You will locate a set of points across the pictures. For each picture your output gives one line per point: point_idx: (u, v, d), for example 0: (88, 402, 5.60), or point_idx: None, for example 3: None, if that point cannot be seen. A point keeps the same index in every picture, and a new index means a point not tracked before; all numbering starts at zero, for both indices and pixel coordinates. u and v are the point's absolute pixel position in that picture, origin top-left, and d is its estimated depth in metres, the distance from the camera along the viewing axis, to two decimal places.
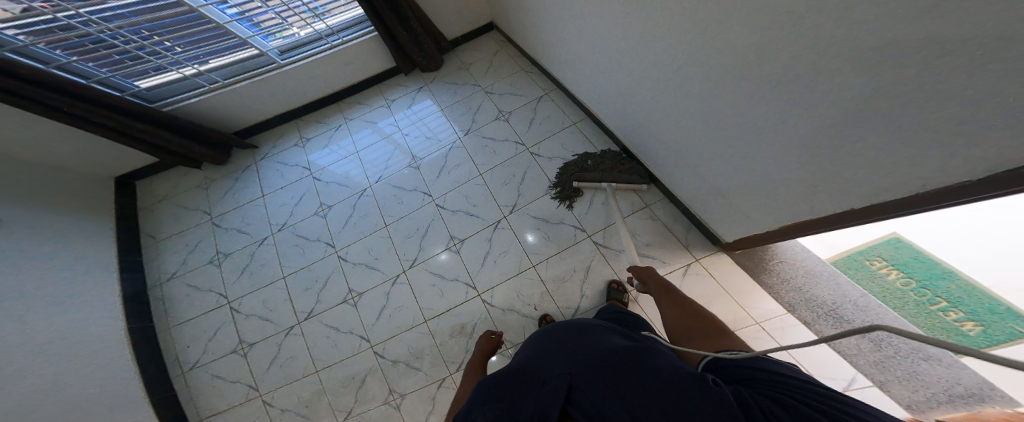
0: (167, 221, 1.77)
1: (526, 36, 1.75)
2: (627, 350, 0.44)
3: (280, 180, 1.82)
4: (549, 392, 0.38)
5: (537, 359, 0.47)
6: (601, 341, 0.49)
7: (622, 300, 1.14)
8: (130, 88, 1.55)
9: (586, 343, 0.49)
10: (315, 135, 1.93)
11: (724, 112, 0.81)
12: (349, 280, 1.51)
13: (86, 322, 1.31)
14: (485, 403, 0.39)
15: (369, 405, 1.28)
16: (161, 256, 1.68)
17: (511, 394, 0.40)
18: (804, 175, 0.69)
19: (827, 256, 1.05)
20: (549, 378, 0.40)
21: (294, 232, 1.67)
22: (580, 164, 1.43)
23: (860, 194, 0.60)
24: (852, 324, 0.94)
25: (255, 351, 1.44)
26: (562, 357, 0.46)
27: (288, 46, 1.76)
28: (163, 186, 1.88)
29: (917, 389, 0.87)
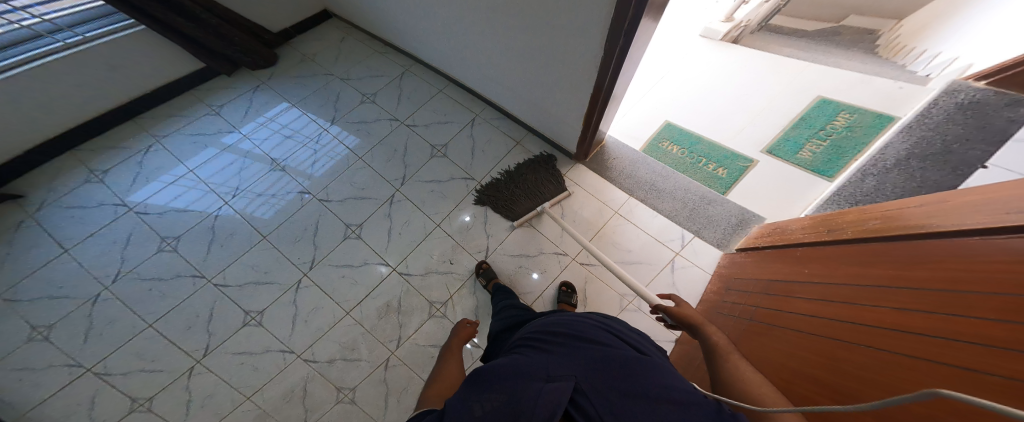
0: None
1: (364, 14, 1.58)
2: (630, 356, 0.46)
3: (85, 227, 1.38)
4: (555, 392, 0.40)
5: (538, 357, 0.50)
6: (599, 339, 0.52)
7: (571, 301, 1.17)
8: None
9: (589, 343, 0.51)
10: (114, 165, 1.48)
11: (527, 27, 0.91)
12: (241, 303, 1.33)
13: None
14: (489, 389, 0.43)
15: (322, 410, 1.19)
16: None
17: (515, 384, 0.42)
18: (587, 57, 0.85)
19: (639, 147, 1.41)
20: (556, 377, 0.43)
21: (141, 277, 1.34)
22: (509, 177, 1.35)
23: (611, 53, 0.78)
24: (665, 192, 1.27)
25: (158, 404, 1.18)
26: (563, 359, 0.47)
27: None
28: None
29: (716, 229, 1.19)
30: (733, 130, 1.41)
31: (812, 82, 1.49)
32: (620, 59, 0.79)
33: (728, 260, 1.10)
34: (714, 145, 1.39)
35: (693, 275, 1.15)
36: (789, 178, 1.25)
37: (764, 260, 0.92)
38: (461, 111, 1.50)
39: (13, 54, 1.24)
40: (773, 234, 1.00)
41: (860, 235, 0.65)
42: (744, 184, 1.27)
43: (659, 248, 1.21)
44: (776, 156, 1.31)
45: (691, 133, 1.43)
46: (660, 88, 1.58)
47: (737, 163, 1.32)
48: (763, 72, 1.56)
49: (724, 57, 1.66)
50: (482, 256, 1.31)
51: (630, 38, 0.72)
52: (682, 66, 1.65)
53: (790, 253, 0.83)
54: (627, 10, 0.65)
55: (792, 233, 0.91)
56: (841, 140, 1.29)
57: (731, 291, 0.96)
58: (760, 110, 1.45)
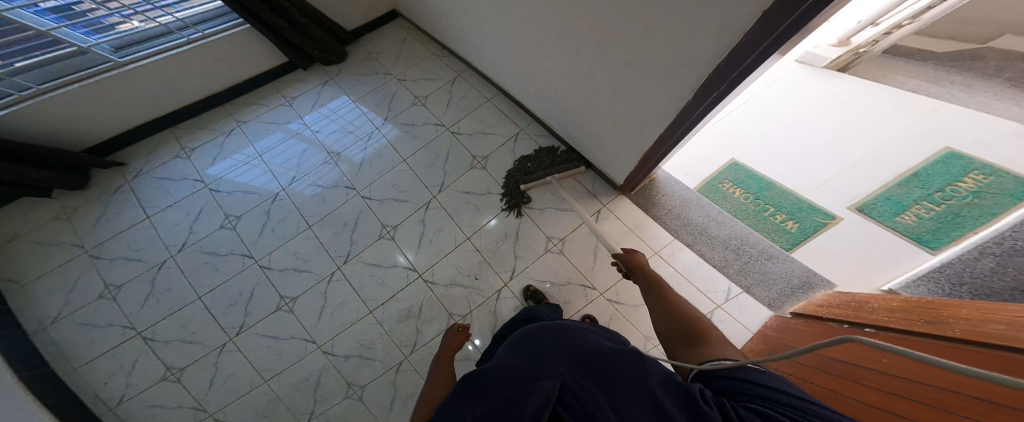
0: (30, 262, 1.44)
1: (430, 18, 1.64)
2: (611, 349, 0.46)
3: (166, 197, 1.58)
4: (543, 390, 0.40)
5: (521, 350, 0.50)
6: (579, 333, 0.52)
7: None
8: None
9: (571, 335, 0.51)
10: (199, 144, 1.68)
11: (604, 61, 0.88)
12: (278, 287, 1.42)
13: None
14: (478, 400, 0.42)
15: (330, 402, 1.25)
16: (40, 300, 1.39)
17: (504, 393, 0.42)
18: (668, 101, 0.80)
19: (693, 186, 1.33)
20: (542, 374, 0.43)
21: (200, 250, 1.49)
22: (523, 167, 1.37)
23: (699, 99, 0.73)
24: (717, 239, 1.16)
25: (188, 375, 1.32)
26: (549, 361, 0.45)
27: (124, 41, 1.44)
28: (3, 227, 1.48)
29: (770, 288, 1.07)
30: (818, 178, 1.23)
31: (936, 129, 1.16)
32: (714, 105, 0.71)
33: (777, 324, 0.99)
34: (789, 193, 1.24)
35: (733, 331, 1.06)
36: (866, 242, 1.09)
37: (821, 331, 0.83)
38: (508, 124, 1.50)
39: (150, 48, 1.47)
40: (845, 306, 0.88)
41: (953, 335, 0.57)
42: (817, 243, 1.13)
43: (700, 299, 1.11)
44: (870, 218, 1.11)
45: (763, 177, 1.29)
46: (728, 121, 1.43)
47: (814, 218, 1.17)
48: (867, 115, 1.30)
49: (819, 91, 1.41)
50: (507, 277, 1.28)
51: (737, 82, 0.63)
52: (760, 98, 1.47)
53: (845, 327, 0.80)
54: (748, 55, 0.56)
55: (871, 311, 0.80)
56: (963, 208, 0.98)
57: (773, 356, 0.89)
58: (856, 160, 1.21)
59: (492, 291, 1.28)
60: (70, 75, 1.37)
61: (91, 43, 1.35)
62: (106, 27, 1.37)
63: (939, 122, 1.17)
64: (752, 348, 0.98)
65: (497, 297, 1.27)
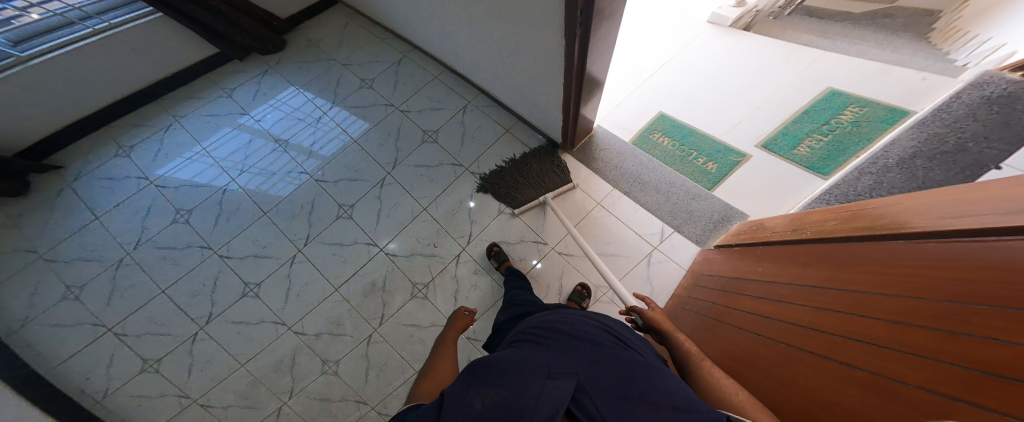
0: None
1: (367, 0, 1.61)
2: (633, 363, 0.47)
3: (113, 197, 1.53)
4: (556, 390, 0.40)
5: (538, 350, 0.50)
6: (598, 340, 0.52)
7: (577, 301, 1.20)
8: None
9: (586, 341, 0.52)
10: (138, 142, 1.62)
11: (503, 25, 0.91)
12: (243, 274, 1.43)
13: None
14: (486, 382, 0.43)
15: (308, 379, 1.30)
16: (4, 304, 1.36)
17: (515, 379, 0.42)
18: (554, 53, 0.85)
19: (628, 138, 1.38)
20: (556, 374, 0.43)
21: (157, 245, 1.48)
22: (513, 167, 1.36)
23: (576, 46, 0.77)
24: (650, 185, 1.26)
25: (166, 366, 1.34)
26: (560, 355, 0.48)
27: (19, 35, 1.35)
28: None
29: (697, 225, 1.18)
30: (729, 122, 1.33)
31: (822, 72, 1.31)
32: (583, 50, 0.78)
33: (702, 257, 1.11)
34: (706, 138, 1.32)
35: (667, 269, 1.17)
36: (771, 177, 1.19)
37: (729, 257, 0.95)
38: (455, 97, 1.53)
39: (52, 39, 1.39)
40: (746, 230, 1.00)
41: (815, 234, 0.68)
42: (733, 180, 1.22)
43: (640, 243, 1.21)
44: (773, 152, 1.22)
45: (686, 125, 1.37)
46: (656, 78, 1.52)
47: (728, 158, 1.26)
48: (769, 66, 1.40)
49: (727, 49, 1.51)
50: (464, 242, 1.35)
51: (586, 25, 0.70)
52: (681, 56, 1.55)
53: (754, 248, 0.87)
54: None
55: (762, 230, 0.92)
56: (845, 136, 1.15)
57: (697, 288, 1.01)
58: (759, 104, 1.33)
59: (450, 256, 1.34)
60: None
61: None
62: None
63: (821, 68, 1.32)
64: (682, 285, 1.10)
65: (456, 261, 1.33)
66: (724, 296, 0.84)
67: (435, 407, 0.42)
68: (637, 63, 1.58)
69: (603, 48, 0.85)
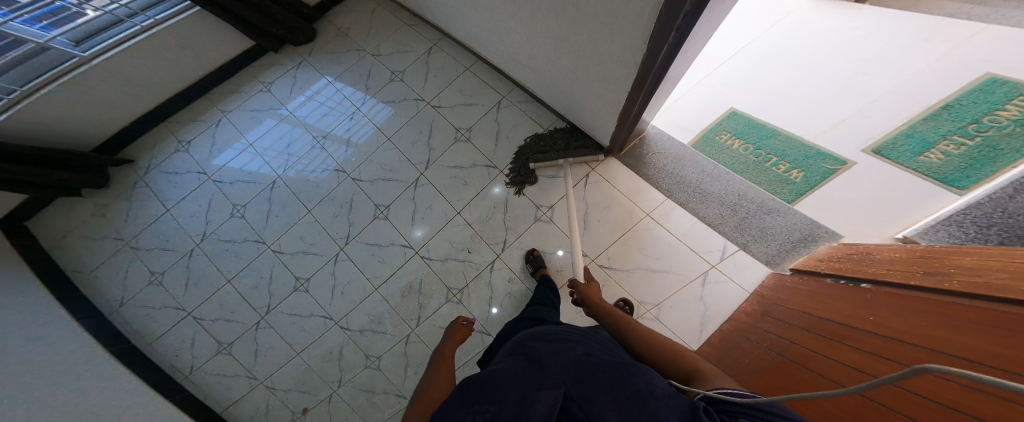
0: (85, 256, 1.59)
1: None
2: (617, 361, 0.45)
3: (178, 190, 1.66)
4: (545, 402, 0.37)
5: (521, 363, 0.47)
6: (585, 342, 0.51)
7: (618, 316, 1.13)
8: None
9: (575, 344, 0.50)
10: (194, 136, 1.72)
11: (563, 16, 0.76)
12: (293, 269, 1.52)
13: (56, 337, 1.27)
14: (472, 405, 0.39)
15: (353, 370, 1.38)
16: (103, 288, 1.56)
17: (503, 398, 0.39)
18: (627, 55, 0.71)
19: (689, 140, 1.24)
20: (544, 383, 0.41)
21: (220, 238, 1.60)
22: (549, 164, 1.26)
23: (659, 50, 0.62)
24: (712, 195, 1.11)
25: (235, 348, 1.50)
26: (544, 365, 0.45)
27: (78, 34, 1.37)
28: (56, 221, 1.61)
29: (769, 243, 1.03)
30: (833, 119, 1.07)
31: (979, 50, 0.89)
32: (671, 54, 0.63)
33: (773, 282, 0.97)
34: (794, 139, 1.12)
35: (727, 291, 1.05)
36: (882, 192, 0.99)
37: (819, 290, 0.80)
38: (489, 92, 1.42)
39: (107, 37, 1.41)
40: (846, 260, 0.84)
41: (960, 287, 0.52)
42: (825, 191, 1.06)
43: (695, 260, 1.09)
44: (888, 160, 0.98)
45: (766, 124, 1.17)
46: (730, 67, 1.32)
47: (821, 164, 1.06)
48: (895, 46, 1.04)
49: (832, 26, 1.19)
50: (500, 249, 1.30)
51: (686, 31, 0.55)
52: (767, 39, 1.29)
53: (861, 287, 0.71)
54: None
55: (871, 264, 0.76)
56: (1002, 139, 0.81)
57: (768, 317, 0.88)
58: (877, 97, 1.02)
59: (485, 262, 1.31)
60: (44, 74, 1.32)
61: (47, 38, 1.27)
62: (52, 16, 1.28)
63: (989, 42, 0.88)
64: (748, 312, 0.97)
65: (491, 267, 1.30)
66: (811, 335, 0.70)
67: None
68: (711, 47, 1.37)
69: (694, 51, 0.69)
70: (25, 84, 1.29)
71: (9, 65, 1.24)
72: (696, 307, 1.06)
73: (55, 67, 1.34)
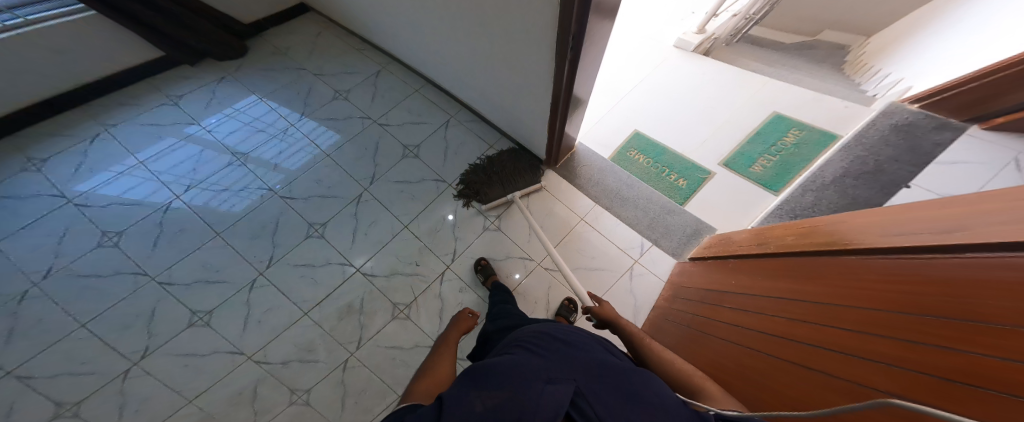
0: None
1: (341, 10, 1.57)
2: (621, 369, 0.49)
3: (20, 217, 1.30)
4: (556, 393, 0.41)
5: (529, 359, 0.50)
6: (591, 349, 0.55)
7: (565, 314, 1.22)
8: None
9: (583, 350, 0.54)
10: (53, 154, 1.39)
11: (493, 43, 0.94)
12: (188, 303, 1.26)
13: None
14: (484, 391, 0.43)
15: (272, 412, 1.15)
16: None
17: (515, 384, 0.43)
18: (544, 74, 0.89)
19: (608, 155, 1.47)
20: (554, 379, 0.44)
21: (78, 273, 1.26)
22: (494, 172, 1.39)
23: (568, 69, 0.82)
24: (629, 201, 1.34)
25: (88, 409, 1.11)
26: (556, 363, 0.48)
27: None
28: None
29: (672, 239, 1.27)
30: (695, 143, 1.48)
31: (770, 97, 1.52)
32: (573, 72, 0.82)
33: (679, 269, 1.19)
34: (676, 156, 1.45)
35: (648, 281, 1.23)
36: (733, 195, 1.33)
37: (706, 269, 1.03)
38: (436, 112, 1.52)
39: None
40: (717, 244, 1.11)
41: (784, 250, 0.77)
42: (702, 195, 1.35)
43: (622, 257, 1.27)
44: (731, 170, 1.38)
45: (659, 144, 1.50)
46: (631, 97, 1.64)
47: (696, 175, 1.40)
48: (727, 89, 1.59)
49: (692, 71, 1.69)
50: (449, 259, 1.32)
51: (577, 51, 0.74)
52: (653, 78, 1.69)
53: (730, 261, 0.95)
54: (569, 24, 0.66)
55: (733, 243, 1.02)
56: (789, 157, 1.36)
57: (677, 299, 1.07)
58: (721, 123, 1.50)
59: (434, 274, 1.30)
60: None
61: None
62: None
63: (770, 91, 1.53)
64: (664, 297, 1.16)
65: (439, 279, 1.30)
66: (707, 307, 0.89)
67: (434, 409, 0.41)
68: (615, 82, 1.69)
69: (588, 72, 0.90)
70: None
71: None
72: (627, 300, 1.21)
73: None
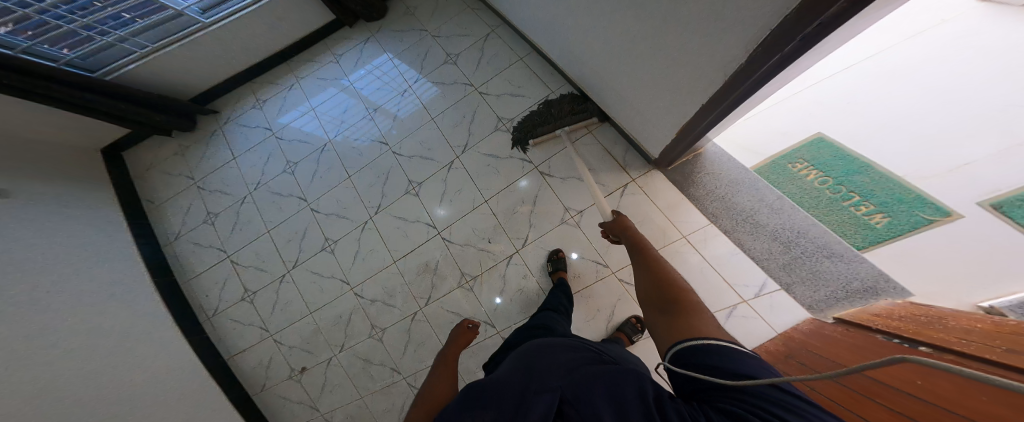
0: (162, 185, 1.81)
1: None
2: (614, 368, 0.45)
3: (246, 143, 1.84)
4: (543, 400, 0.39)
5: (525, 370, 0.49)
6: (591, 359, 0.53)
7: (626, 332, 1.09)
8: (59, 57, 1.40)
9: (577, 359, 0.52)
10: (269, 96, 1.90)
11: (652, 22, 0.76)
12: (325, 230, 1.61)
13: (107, 258, 1.45)
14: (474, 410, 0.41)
15: (358, 338, 1.41)
16: (168, 216, 1.76)
17: (506, 403, 0.41)
18: (712, 66, 0.69)
19: (753, 164, 1.12)
20: (545, 387, 0.42)
21: (269, 190, 1.73)
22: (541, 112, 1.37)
23: (766, 69, 0.59)
24: (767, 228, 1.03)
25: (257, 299, 1.59)
26: (548, 371, 0.47)
27: (209, 2, 1.60)
28: (144, 156, 1.87)
29: (817, 289, 0.95)
30: (950, 164, 1.00)
31: None
32: (777, 67, 0.58)
33: (808, 327, 0.89)
34: (891, 179, 1.01)
35: (754, 328, 0.97)
36: (968, 258, 0.88)
37: (855, 342, 0.72)
38: (539, 86, 1.44)
39: (228, 8, 1.63)
40: (909, 320, 0.73)
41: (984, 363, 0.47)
42: (911, 241, 0.93)
43: (726, 292, 1.02)
44: (1009, 218, 0.89)
45: (856, 157, 1.07)
46: (826, 88, 1.23)
47: (917, 213, 0.96)
48: None
49: (987, 47, 1.16)
50: (519, 244, 1.29)
51: (809, 42, 0.50)
52: (886, 58, 1.25)
53: (896, 343, 0.65)
54: (824, 9, 0.43)
55: (944, 331, 0.64)
56: None
57: (789, 359, 0.81)
58: (1023, 141, 0.97)
59: (503, 256, 1.30)
60: (174, 34, 1.59)
61: (184, 6, 1.51)
62: None
63: None
64: (774, 352, 0.88)
65: (506, 261, 1.29)
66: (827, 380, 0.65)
67: None
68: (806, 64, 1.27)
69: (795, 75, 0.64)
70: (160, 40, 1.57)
71: (150, 25, 1.51)
72: None
73: (184, 27, 1.60)
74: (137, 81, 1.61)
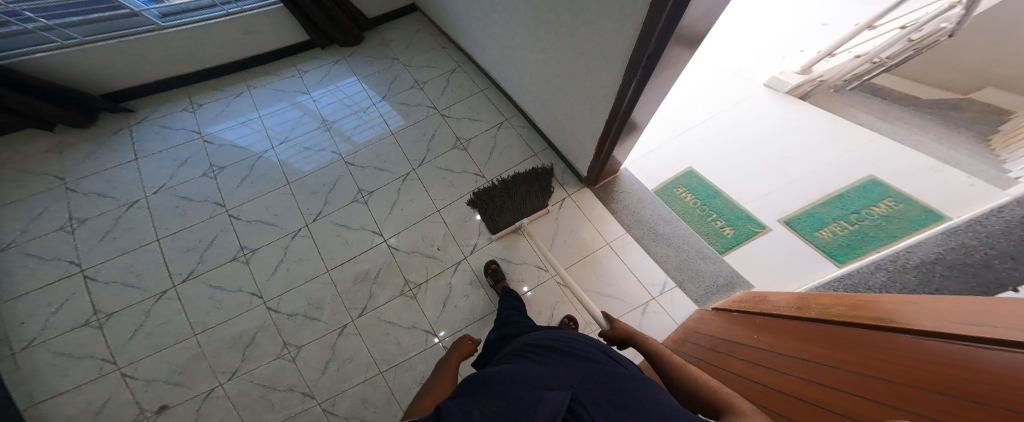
0: (8, 187, 1.49)
1: (444, 16, 1.88)
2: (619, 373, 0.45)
3: (163, 143, 1.66)
4: (553, 398, 0.37)
5: (529, 369, 0.47)
6: (594, 358, 0.52)
7: None
8: None
9: (577, 358, 0.51)
10: (208, 102, 1.81)
11: (568, 66, 1.05)
12: (242, 238, 1.43)
13: None
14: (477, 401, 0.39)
15: (258, 362, 1.19)
16: None
17: (512, 394, 0.39)
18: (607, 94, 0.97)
19: (653, 186, 1.49)
20: (552, 386, 0.40)
21: (176, 194, 1.53)
22: (503, 186, 1.36)
23: (633, 93, 0.87)
24: (664, 236, 1.28)
25: (112, 323, 1.26)
26: (553, 371, 0.45)
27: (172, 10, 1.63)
28: (0, 152, 1.56)
29: (700, 284, 1.17)
30: (758, 193, 1.43)
31: (863, 161, 1.46)
32: (638, 88, 0.85)
33: (698, 316, 1.07)
34: (730, 203, 1.41)
35: (661, 321, 1.13)
36: (785, 254, 1.24)
37: (726, 322, 0.90)
38: (495, 113, 1.68)
39: (192, 17, 1.66)
40: (748, 301, 0.96)
41: (821, 317, 0.62)
42: (749, 247, 1.28)
43: (639, 291, 1.19)
44: (793, 229, 1.30)
45: (712, 186, 1.47)
46: (691, 137, 1.66)
47: (748, 226, 1.33)
48: (819, 137, 1.61)
49: (778, 113, 1.74)
50: (468, 250, 1.34)
51: (648, 69, 0.77)
52: (730, 113, 1.76)
53: (752, 318, 0.83)
54: (648, 43, 0.70)
55: (768, 303, 0.86)
56: (871, 228, 1.23)
57: (689, 343, 0.95)
58: (796, 178, 1.46)
59: (450, 262, 1.32)
60: (113, 33, 1.55)
61: (141, 8, 1.53)
62: None
63: (866, 155, 1.48)
64: (675, 340, 1.03)
65: (453, 269, 1.30)
66: (716, 354, 0.78)
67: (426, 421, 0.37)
68: (681, 114, 1.74)
69: (653, 102, 0.94)
70: (93, 35, 1.52)
71: (86, 20, 1.48)
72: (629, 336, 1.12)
73: (132, 28, 1.58)
74: (37, 70, 1.48)
